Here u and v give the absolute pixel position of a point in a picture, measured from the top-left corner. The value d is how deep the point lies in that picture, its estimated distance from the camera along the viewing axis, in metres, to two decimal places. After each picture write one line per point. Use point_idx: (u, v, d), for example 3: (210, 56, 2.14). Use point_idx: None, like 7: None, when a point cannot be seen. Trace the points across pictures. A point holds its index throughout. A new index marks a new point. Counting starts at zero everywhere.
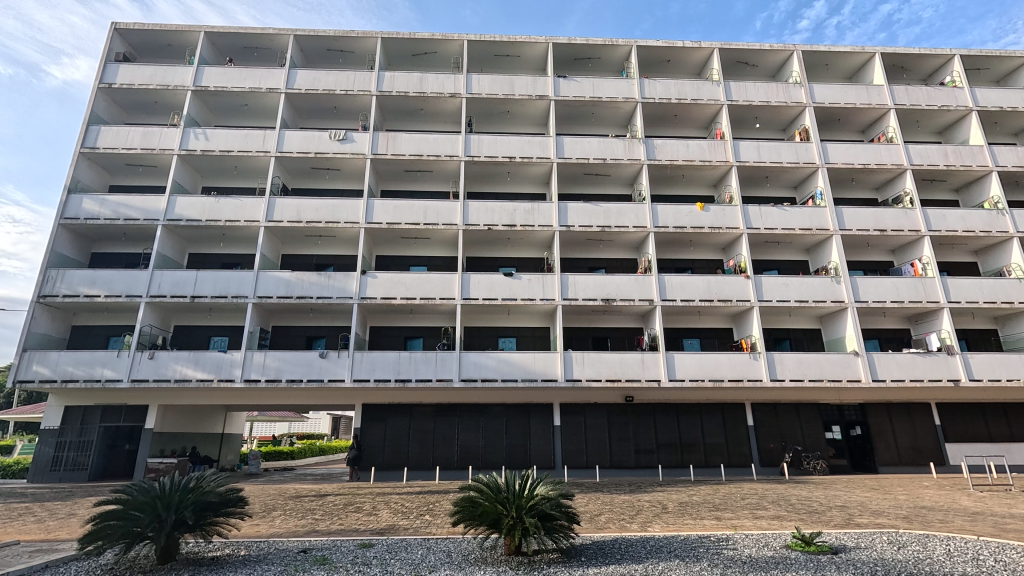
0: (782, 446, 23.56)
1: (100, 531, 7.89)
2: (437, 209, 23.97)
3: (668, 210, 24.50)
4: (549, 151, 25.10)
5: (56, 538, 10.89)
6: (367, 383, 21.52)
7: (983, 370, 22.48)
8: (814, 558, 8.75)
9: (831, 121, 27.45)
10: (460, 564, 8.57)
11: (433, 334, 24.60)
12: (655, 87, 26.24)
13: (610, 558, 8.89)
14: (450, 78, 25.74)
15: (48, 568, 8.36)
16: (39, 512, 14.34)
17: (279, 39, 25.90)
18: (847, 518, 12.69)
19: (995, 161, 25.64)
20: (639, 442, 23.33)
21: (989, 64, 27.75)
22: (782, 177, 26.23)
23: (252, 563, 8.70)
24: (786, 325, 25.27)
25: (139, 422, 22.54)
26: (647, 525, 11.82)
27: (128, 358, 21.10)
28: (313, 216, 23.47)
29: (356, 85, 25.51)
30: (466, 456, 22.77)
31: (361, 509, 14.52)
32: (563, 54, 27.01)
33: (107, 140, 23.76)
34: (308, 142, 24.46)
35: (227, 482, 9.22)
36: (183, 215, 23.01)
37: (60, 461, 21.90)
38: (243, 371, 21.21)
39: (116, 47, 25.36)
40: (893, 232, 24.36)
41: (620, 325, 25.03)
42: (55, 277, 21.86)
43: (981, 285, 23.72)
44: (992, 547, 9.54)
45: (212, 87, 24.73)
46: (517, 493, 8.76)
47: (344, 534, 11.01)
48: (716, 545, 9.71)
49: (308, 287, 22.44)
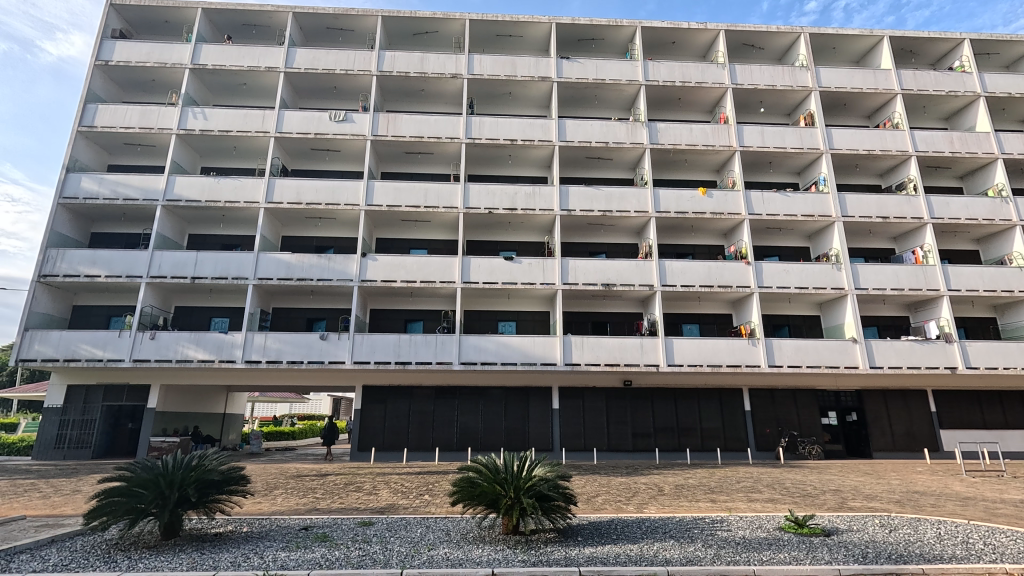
0: (779, 431, 23.81)
1: (105, 507, 8.02)
2: (438, 191, 23.88)
3: (669, 194, 24.37)
4: (550, 134, 24.93)
5: (61, 514, 11.07)
6: (367, 364, 21.63)
7: (981, 358, 22.56)
8: (806, 540, 8.90)
9: (837, 106, 27.13)
10: (459, 542, 8.75)
11: (433, 317, 24.65)
12: (659, 70, 25.92)
13: (606, 538, 9.05)
14: (452, 59, 25.44)
15: (54, 542, 8.53)
16: (45, 488, 14.55)
17: (278, 16, 25.48)
18: (840, 501, 12.89)
19: (1001, 148, 25.41)
20: (636, 425, 23.56)
21: (999, 49, 27.36)
22: (786, 163, 26.07)
23: (254, 540, 8.86)
24: (786, 312, 25.31)
25: (142, 401, 22.73)
26: (643, 506, 12.04)
27: (130, 338, 21.16)
28: (312, 198, 23.37)
29: (356, 65, 25.15)
30: (465, 438, 23.00)
31: (361, 488, 14.69)
32: (566, 35, 26.64)
33: (105, 119, 23.57)
34: (308, 123, 24.22)
35: (229, 460, 9.34)
36: (183, 196, 22.90)
37: (63, 439, 22.12)
38: (244, 352, 21.31)
39: (113, 23, 25.05)
40: (896, 219, 24.25)
41: (620, 310, 25.07)
42: (55, 257, 21.87)
43: (981, 273, 23.71)
44: (982, 531, 9.68)
45: (210, 65, 24.42)
46: (516, 474, 8.90)
47: (344, 512, 11.17)
48: (711, 527, 9.84)
49: (308, 269, 22.46)
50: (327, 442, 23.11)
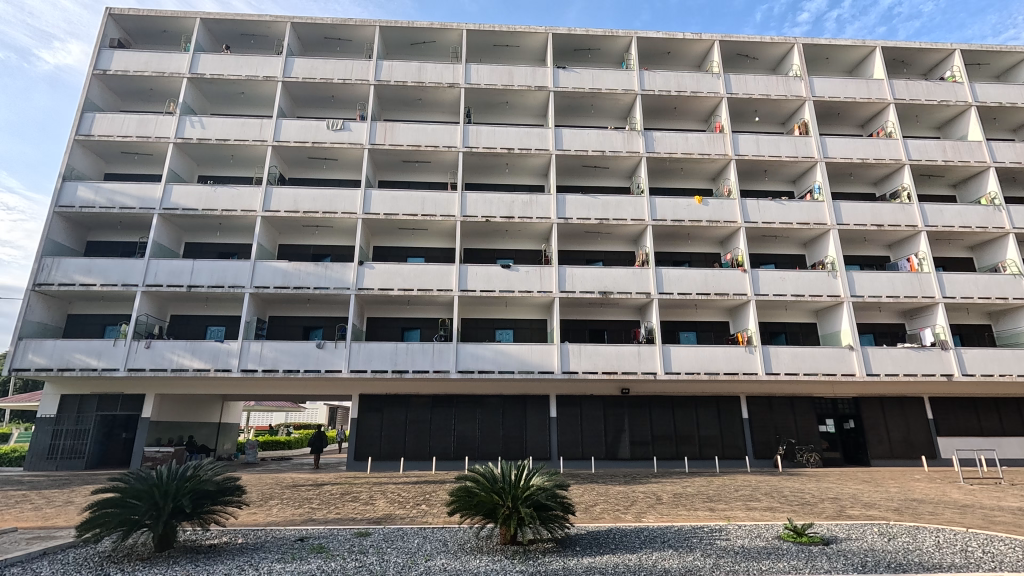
0: (776, 439, 23.78)
1: (98, 519, 7.92)
2: (436, 200, 23.89)
3: (666, 203, 24.48)
4: (548, 143, 25.01)
5: (54, 525, 10.97)
6: (364, 373, 21.56)
7: (977, 365, 22.63)
8: (806, 549, 8.85)
9: (831, 115, 27.38)
10: (456, 553, 8.67)
11: (430, 326, 24.60)
12: (655, 80, 26.20)
13: (605, 548, 8.98)
14: (449, 68, 25.51)
15: (46, 554, 8.43)
16: (37, 499, 14.42)
17: (276, 26, 25.63)
18: (838, 509, 12.88)
19: (994, 157, 25.65)
20: (635, 433, 23.49)
21: (990, 59, 27.73)
22: (781, 171, 26.26)
23: (250, 551, 8.75)
24: (782, 320, 25.34)
25: (136, 410, 22.57)
26: (641, 515, 12.00)
27: (125, 347, 21.02)
28: (310, 206, 23.34)
29: (354, 74, 25.31)
30: (462, 447, 22.87)
31: (358, 498, 14.59)
32: (564, 44, 26.85)
33: (102, 127, 23.60)
34: (306, 131, 24.30)
35: (225, 471, 9.26)
36: (180, 204, 22.90)
37: (56, 450, 21.99)
38: (240, 360, 21.20)
39: (111, 33, 25.18)
40: (890, 227, 24.39)
41: (617, 318, 25.08)
42: (50, 266, 21.76)
43: (976, 280, 23.85)
44: (980, 539, 9.67)
45: (208, 74, 24.51)
46: (514, 483, 8.87)
47: (341, 523, 11.09)
48: (710, 536, 9.77)
49: (306, 277, 22.35)
50: (316, 450, 23.00)
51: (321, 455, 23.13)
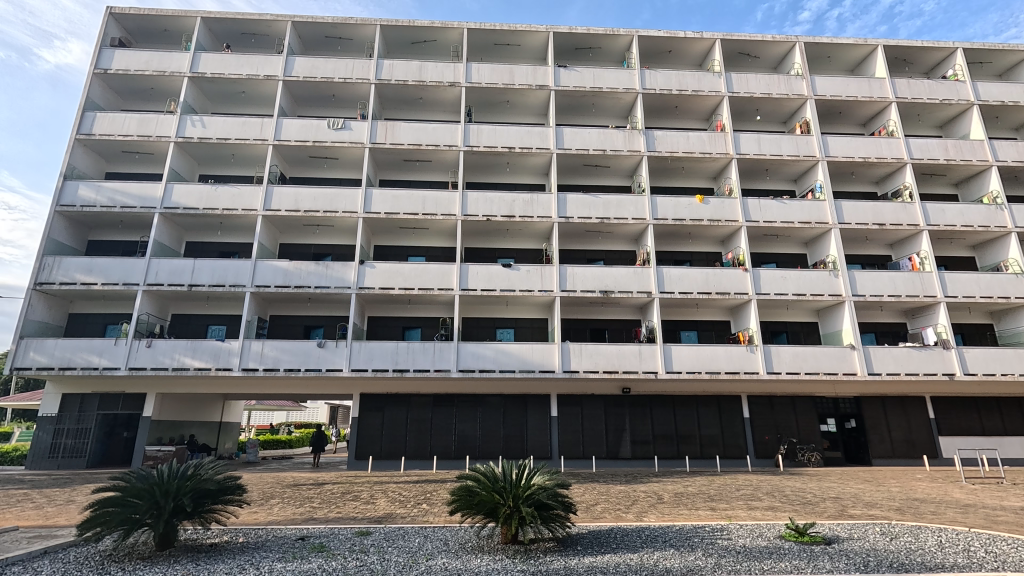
0: (777, 438, 23.76)
1: (99, 518, 7.91)
2: (437, 199, 23.86)
3: (667, 202, 24.44)
4: (548, 142, 24.96)
5: (55, 524, 10.98)
6: (365, 372, 21.54)
7: (979, 365, 22.56)
8: (807, 548, 8.82)
9: (832, 114, 27.33)
10: (457, 552, 8.65)
11: (430, 325, 24.58)
12: (655, 79, 26.17)
13: (606, 547, 8.94)
14: (450, 67, 25.48)
15: (47, 553, 8.43)
16: (38, 499, 14.36)
17: (277, 25, 25.61)
18: (839, 509, 12.82)
19: (996, 155, 25.55)
20: (636, 433, 23.47)
21: (992, 58, 27.62)
22: (782, 170, 26.23)
23: (250, 551, 8.73)
24: (784, 319, 25.31)
25: (137, 410, 22.56)
26: (642, 514, 11.99)
27: (125, 347, 21.02)
28: (310, 204, 23.31)
29: (355, 73, 25.28)
30: (463, 446, 22.86)
31: (359, 497, 14.60)
32: (565, 43, 26.80)
33: (103, 127, 23.58)
34: (306, 131, 24.28)
35: (226, 470, 9.25)
36: (180, 203, 22.89)
37: (58, 448, 22.03)
38: (241, 359, 21.19)
39: (111, 32, 25.14)
40: (892, 227, 24.33)
41: (618, 317, 25.05)
42: (51, 265, 21.78)
43: (978, 280, 23.80)
44: (984, 539, 9.61)
45: (208, 73, 24.48)
46: (515, 482, 8.82)
47: (342, 522, 11.11)
48: (712, 536, 9.74)
49: (306, 276, 22.34)
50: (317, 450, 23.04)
51: (320, 454, 23.08)
